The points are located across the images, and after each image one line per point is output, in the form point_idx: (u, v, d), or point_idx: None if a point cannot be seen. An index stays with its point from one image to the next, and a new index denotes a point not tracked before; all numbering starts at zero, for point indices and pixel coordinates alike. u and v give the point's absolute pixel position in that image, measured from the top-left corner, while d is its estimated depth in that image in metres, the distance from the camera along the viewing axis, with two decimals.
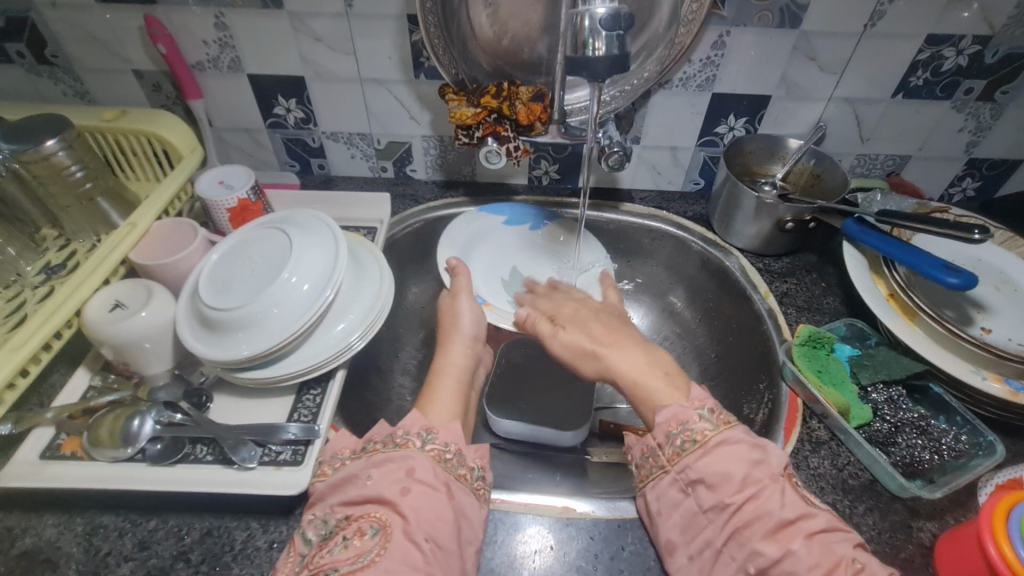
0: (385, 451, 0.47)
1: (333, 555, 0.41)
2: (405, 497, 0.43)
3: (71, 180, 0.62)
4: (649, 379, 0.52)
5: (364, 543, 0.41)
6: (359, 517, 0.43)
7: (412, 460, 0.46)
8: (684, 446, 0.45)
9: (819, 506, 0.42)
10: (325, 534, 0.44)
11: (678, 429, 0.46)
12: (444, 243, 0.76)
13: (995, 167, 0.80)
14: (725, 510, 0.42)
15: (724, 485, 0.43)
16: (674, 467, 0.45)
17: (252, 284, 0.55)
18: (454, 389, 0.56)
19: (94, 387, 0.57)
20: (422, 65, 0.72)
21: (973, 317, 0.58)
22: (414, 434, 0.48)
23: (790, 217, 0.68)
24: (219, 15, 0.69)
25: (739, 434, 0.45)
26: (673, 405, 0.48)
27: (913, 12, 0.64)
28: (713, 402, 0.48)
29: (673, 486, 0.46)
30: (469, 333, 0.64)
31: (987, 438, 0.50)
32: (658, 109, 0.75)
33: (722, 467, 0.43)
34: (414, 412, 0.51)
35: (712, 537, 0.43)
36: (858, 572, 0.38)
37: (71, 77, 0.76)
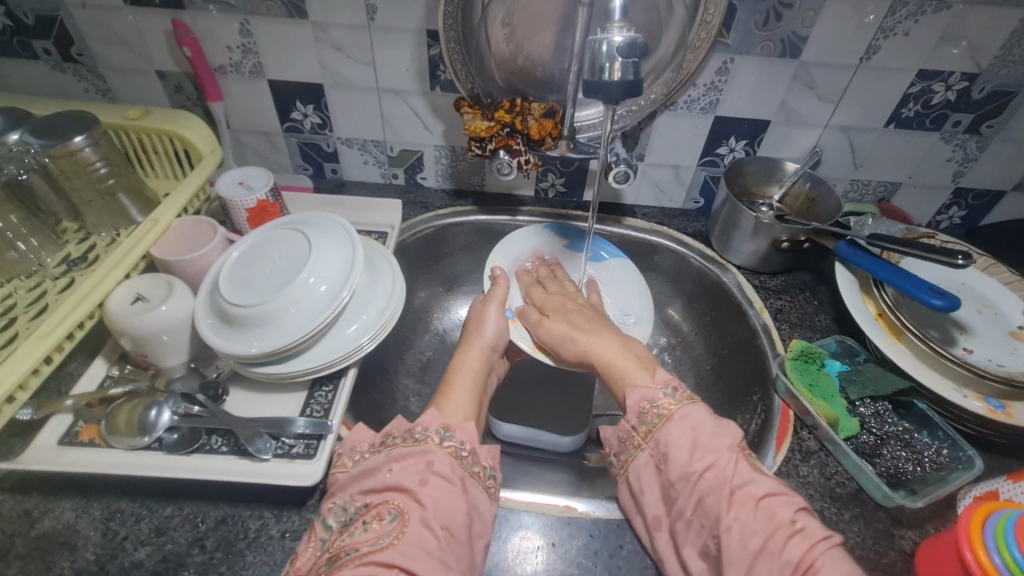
0: (404, 446, 0.49)
1: (354, 537, 0.43)
2: (423, 486, 0.46)
3: (96, 176, 0.64)
4: (623, 363, 0.57)
5: (383, 527, 0.43)
6: (377, 504, 0.46)
7: (431, 454, 0.48)
8: (654, 422, 0.48)
9: (769, 474, 0.44)
10: (346, 521, 0.46)
11: (647, 408, 0.50)
12: (500, 252, 0.81)
13: (980, 197, 0.84)
14: (690, 479, 0.45)
15: (685, 455, 0.46)
16: (648, 444, 0.48)
17: (271, 283, 0.57)
18: (470, 392, 0.58)
19: (112, 377, 0.59)
20: (438, 78, 0.75)
21: (957, 338, 0.62)
22: (432, 431, 0.50)
23: (785, 237, 0.71)
24: (244, 22, 0.71)
25: (699, 409, 0.48)
26: (640, 386, 0.52)
27: (906, 48, 0.68)
28: (676, 382, 0.52)
29: (648, 462, 0.48)
30: (491, 342, 0.66)
31: (967, 453, 0.53)
32: (662, 129, 0.78)
33: (682, 439, 0.46)
34: (433, 410, 0.53)
35: (682, 508, 0.45)
36: (796, 534, 0.40)
37: (94, 75, 0.78)
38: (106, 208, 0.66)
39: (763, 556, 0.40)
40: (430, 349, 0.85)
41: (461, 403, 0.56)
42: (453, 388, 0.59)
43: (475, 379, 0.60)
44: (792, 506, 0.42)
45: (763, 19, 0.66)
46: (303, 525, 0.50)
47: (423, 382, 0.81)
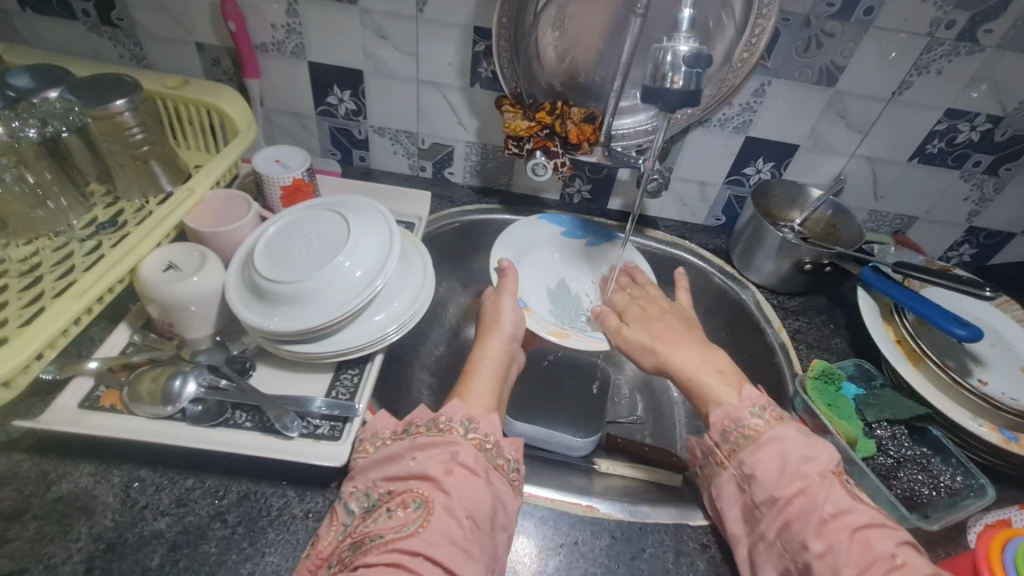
0: (428, 434, 0.48)
1: (378, 523, 0.42)
2: (449, 476, 0.44)
3: (130, 141, 0.63)
4: (704, 375, 0.56)
5: (407, 515, 0.42)
6: (402, 491, 0.44)
7: (456, 445, 0.47)
8: (739, 442, 0.49)
9: (865, 504, 0.44)
10: (368, 507, 0.45)
11: (733, 426, 0.50)
12: (501, 244, 0.80)
13: (991, 237, 0.86)
14: (776, 503, 0.45)
15: (774, 479, 0.46)
16: (732, 464, 0.49)
17: (307, 261, 0.57)
18: (492, 381, 0.58)
19: (134, 344, 0.58)
20: (479, 75, 0.75)
21: (972, 369, 0.63)
22: (457, 421, 0.49)
23: (809, 259, 0.73)
24: (292, 1, 0.71)
25: (789, 430, 0.48)
26: (727, 404, 0.51)
27: (937, 86, 0.70)
28: (764, 401, 0.51)
29: (730, 482, 0.49)
30: (508, 332, 0.66)
31: (980, 481, 0.54)
32: (694, 144, 0.80)
33: (771, 462, 0.46)
34: (455, 400, 0.52)
35: (766, 529, 0.46)
36: (897, 569, 0.40)
37: (131, 41, 0.78)
38: (138, 174, 0.65)
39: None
40: (445, 343, 0.85)
41: (481, 393, 0.56)
42: (479, 380, 0.58)
43: (491, 366, 0.61)
44: (893, 540, 0.42)
45: (804, 46, 0.68)
46: (326, 507, 0.49)
47: (436, 376, 0.81)
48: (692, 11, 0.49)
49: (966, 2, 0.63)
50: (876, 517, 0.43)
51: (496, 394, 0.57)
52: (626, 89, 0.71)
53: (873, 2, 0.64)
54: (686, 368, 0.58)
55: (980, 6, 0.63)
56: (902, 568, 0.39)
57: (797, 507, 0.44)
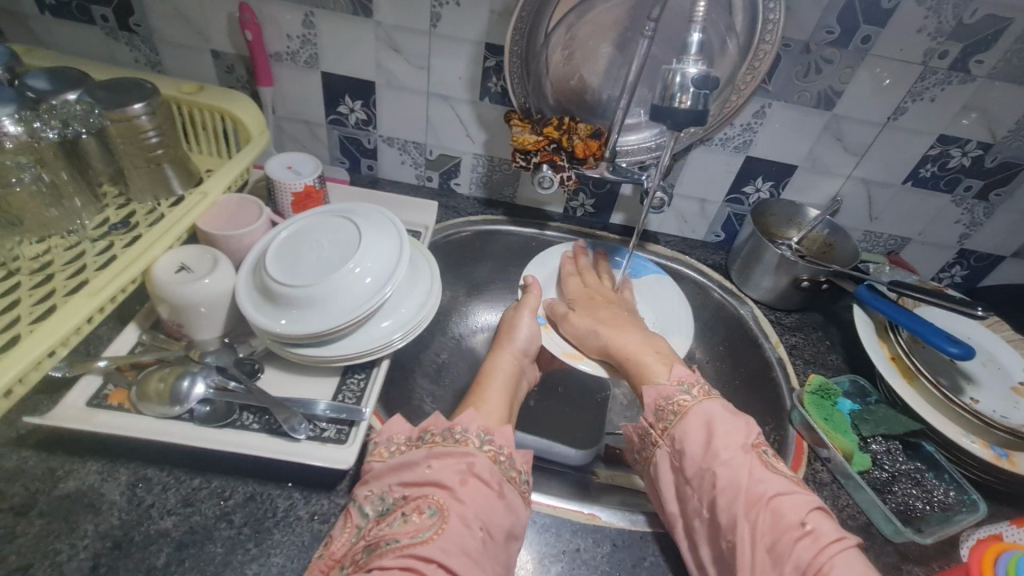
0: (444, 445, 0.48)
1: (392, 527, 0.43)
2: (463, 486, 0.45)
3: (145, 144, 0.64)
4: (643, 356, 0.62)
5: (422, 521, 0.43)
6: (417, 497, 0.45)
7: (472, 456, 0.47)
8: (670, 418, 0.52)
9: (782, 475, 0.47)
10: (382, 510, 0.46)
11: (665, 404, 0.53)
12: (534, 265, 0.82)
13: (982, 259, 0.89)
14: (703, 478, 0.48)
15: (700, 452, 0.49)
16: (665, 440, 0.52)
17: (318, 267, 0.58)
18: (502, 394, 0.60)
19: (142, 344, 0.58)
20: (489, 89, 0.77)
21: (964, 388, 0.65)
22: (472, 432, 0.50)
23: (806, 276, 0.75)
24: (309, 13, 0.73)
25: (715, 405, 0.51)
26: (658, 384, 0.55)
27: (930, 112, 0.73)
28: (693, 379, 0.55)
29: (665, 460, 0.52)
30: (522, 347, 0.68)
31: (972, 497, 0.55)
32: (695, 163, 0.82)
33: (699, 436, 0.49)
34: (470, 410, 0.53)
35: (698, 506, 0.48)
36: (804, 535, 0.43)
37: (147, 47, 0.79)
38: (151, 177, 0.66)
39: (771, 557, 0.43)
40: (447, 351, 0.85)
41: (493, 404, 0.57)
42: (483, 389, 0.59)
43: (502, 378, 0.62)
44: (804, 509, 0.44)
45: (804, 71, 0.71)
46: (332, 509, 0.50)
47: (437, 384, 0.82)
48: (702, 34, 0.51)
49: (958, 34, 0.66)
50: (790, 487, 0.46)
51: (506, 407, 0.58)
52: (632, 107, 0.73)
53: (870, 31, 0.67)
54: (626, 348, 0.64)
55: (972, 38, 0.66)
56: (810, 535, 0.42)
57: (722, 480, 0.47)
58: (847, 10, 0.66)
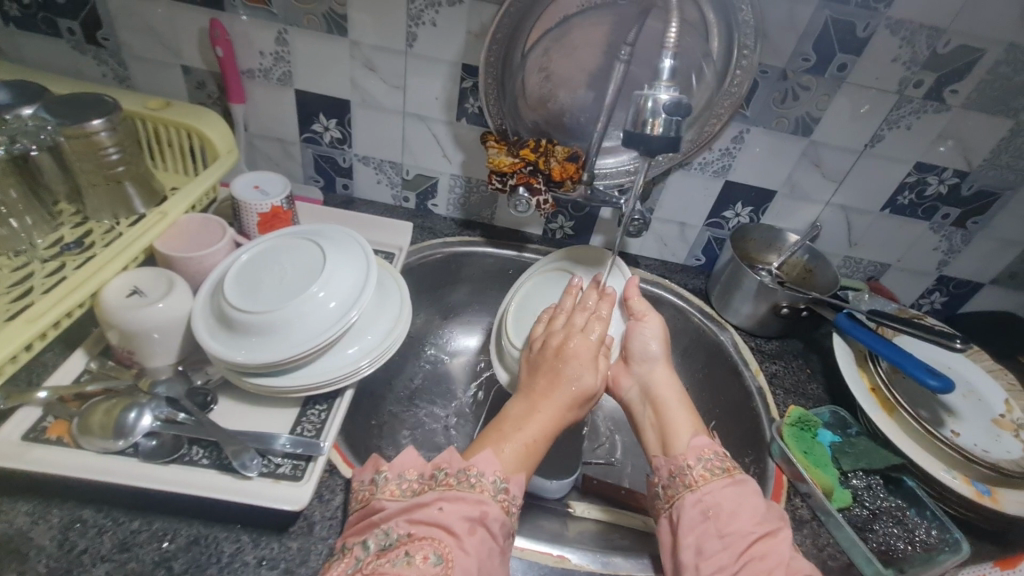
0: (457, 488, 0.46)
1: (394, 566, 0.40)
2: (471, 536, 0.44)
3: (105, 161, 0.62)
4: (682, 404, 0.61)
5: (426, 567, 0.41)
6: (421, 539, 0.43)
7: (485, 506, 0.46)
8: (712, 471, 0.53)
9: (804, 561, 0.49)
10: (385, 545, 0.43)
11: (709, 457, 0.54)
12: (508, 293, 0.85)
13: (960, 286, 0.89)
14: (745, 539, 0.47)
15: (746, 517, 0.49)
16: (701, 488, 0.51)
17: (279, 292, 0.55)
18: (532, 447, 0.54)
19: (89, 372, 0.55)
20: (466, 110, 0.76)
21: (944, 419, 0.64)
22: (487, 478, 0.48)
23: (786, 303, 0.73)
24: (282, 31, 0.72)
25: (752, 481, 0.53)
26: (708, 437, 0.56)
27: (907, 140, 0.73)
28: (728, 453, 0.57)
29: (693, 508, 0.50)
30: (571, 410, 0.58)
31: (954, 535, 0.53)
32: (674, 187, 0.81)
33: (742, 497, 0.50)
34: (488, 451, 0.50)
35: (725, 563, 0.47)
36: None
37: (116, 61, 0.77)
38: (110, 195, 0.63)
39: None
40: (420, 376, 0.83)
41: (519, 443, 0.53)
42: (512, 433, 0.54)
43: (542, 436, 0.55)
44: None
45: (781, 97, 0.71)
46: (281, 553, 0.47)
47: (409, 411, 0.79)
48: (675, 60, 0.50)
49: (933, 64, 0.66)
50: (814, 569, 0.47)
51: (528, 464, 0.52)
52: (609, 129, 0.72)
53: (846, 59, 0.67)
54: (667, 394, 0.62)
55: (946, 68, 0.66)
56: None
57: (769, 546, 0.47)
58: (822, 38, 0.66)
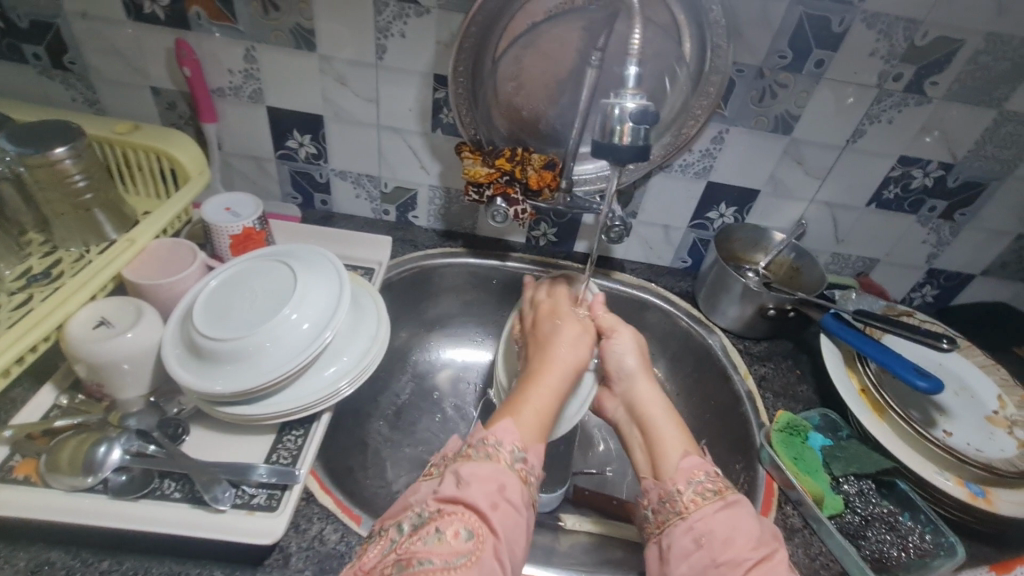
0: (475, 458, 0.46)
1: (426, 545, 0.40)
2: (496, 511, 0.43)
3: (72, 188, 0.60)
4: (666, 424, 0.58)
5: (457, 544, 0.40)
6: (451, 514, 0.42)
7: (503, 477, 0.45)
8: (703, 495, 0.51)
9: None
10: (416, 523, 0.42)
11: (700, 478, 0.52)
12: None
13: (951, 278, 0.87)
14: (741, 565, 0.46)
15: (740, 542, 0.48)
16: (691, 514, 0.50)
17: (250, 317, 0.54)
18: (548, 404, 0.53)
19: (59, 407, 0.54)
20: (441, 120, 0.75)
21: (936, 419, 0.63)
22: (505, 447, 0.47)
23: (772, 304, 0.72)
24: (250, 48, 0.71)
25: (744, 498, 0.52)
26: (696, 457, 0.54)
27: (890, 135, 0.72)
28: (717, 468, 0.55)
29: (685, 535, 0.49)
30: (573, 363, 0.58)
31: (949, 539, 0.52)
32: (656, 189, 0.80)
33: (735, 521, 0.49)
34: (507, 420, 0.49)
35: None
36: None
37: (84, 84, 0.76)
38: (79, 223, 0.62)
39: None
40: (407, 392, 0.82)
41: (535, 408, 0.52)
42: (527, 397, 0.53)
43: (553, 394, 0.54)
44: None
45: (759, 96, 0.69)
46: None
47: (396, 428, 0.78)
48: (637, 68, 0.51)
49: (911, 56, 0.65)
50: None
51: (541, 425, 0.51)
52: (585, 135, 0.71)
53: (823, 55, 0.66)
54: (650, 410, 0.59)
55: (925, 60, 0.65)
56: None
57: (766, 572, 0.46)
58: (797, 34, 0.64)
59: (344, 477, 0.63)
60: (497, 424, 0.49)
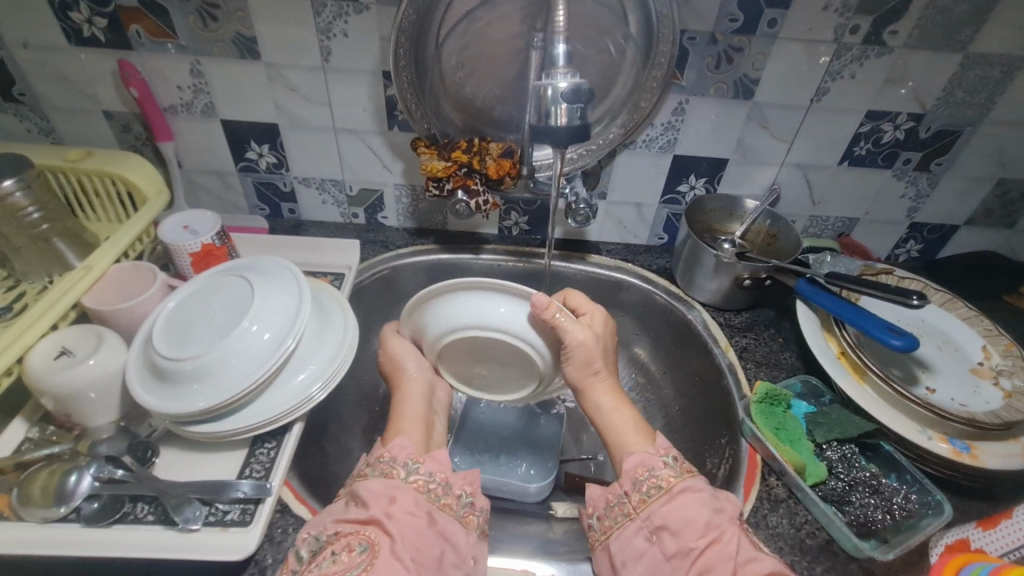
0: (371, 476, 0.52)
1: (322, 568, 0.44)
2: (390, 518, 0.48)
3: (27, 222, 0.59)
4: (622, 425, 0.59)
5: (352, 558, 0.45)
6: (348, 533, 0.47)
7: (396, 490, 0.51)
8: (650, 492, 0.51)
9: (766, 552, 0.47)
10: (316, 549, 0.47)
11: (645, 476, 0.52)
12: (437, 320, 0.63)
13: (935, 231, 0.85)
14: (690, 554, 0.47)
15: (686, 531, 0.48)
16: (641, 515, 0.50)
17: (211, 333, 0.54)
18: (418, 421, 0.60)
19: (30, 440, 0.54)
20: (396, 117, 0.74)
21: (918, 376, 0.61)
22: (399, 463, 0.53)
23: (747, 274, 0.70)
24: (195, 62, 0.70)
25: (698, 481, 0.51)
26: (640, 452, 0.54)
27: (853, 90, 0.70)
28: (676, 451, 0.55)
29: (638, 534, 0.50)
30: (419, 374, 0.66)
31: (935, 498, 0.52)
32: (623, 167, 0.78)
33: (684, 514, 0.48)
34: (402, 437, 0.56)
35: None
36: None
37: (37, 115, 0.75)
38: (40, 254, 0.61)
39: None
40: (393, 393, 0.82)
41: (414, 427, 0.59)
42: (401, 421, 0.60)
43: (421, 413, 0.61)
44: None
45: (715, 62, 0.67)
46: None
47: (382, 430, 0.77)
48: (568, 45, 0.52)
49: (867, 7, 0.63)
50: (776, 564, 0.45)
51: (424, 431, 0.59)
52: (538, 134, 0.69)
53: (776, 14, 0.64)
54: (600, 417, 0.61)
55: (882, 9, 0.63)
56: None
57: (713, 558, 0.45)
58: None
59: (326, 484, 0.63)
60: (393, 442, 0.55)
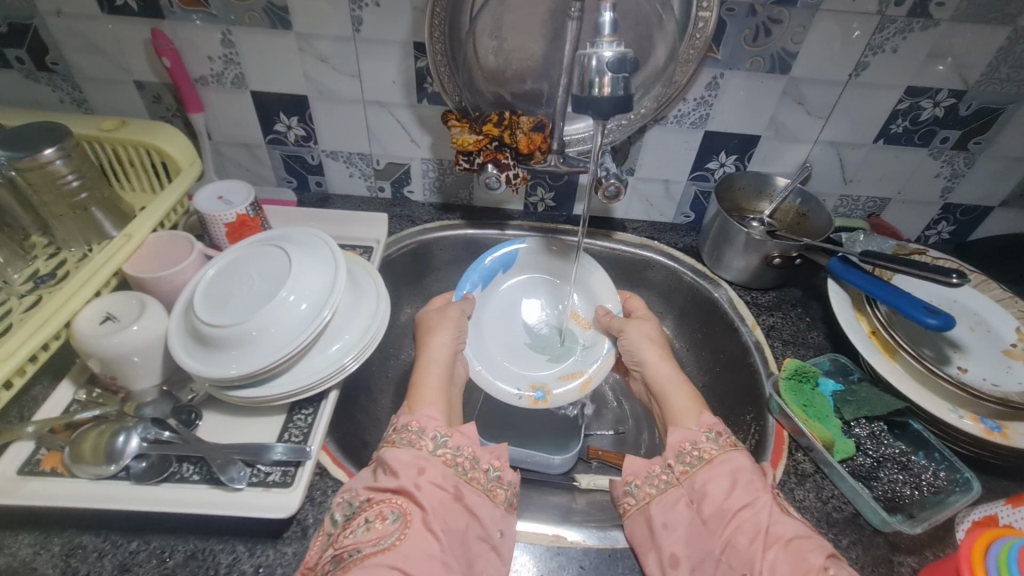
0: (400, 445, 0.54)
1: (356, 536, 0.46)
2: (419, 490, 0.50)
3: (66, 190, 0.60)
4: (673, 394, 0.64)
5: (385, 527, 0.47)
6: (380, 502, 0.49)
7: (424, 461, 0.52)
8: (694, 463, 0.54)
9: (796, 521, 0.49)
10: (350, 515, 0.49)
11: (689, 449, 0.55)
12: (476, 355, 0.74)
13: (969, 212, 0.84)
14: (725, 518, 0.50)
15: (723, 496, 0.51)
16: (686, 483, 0.53)
17: (250, 301, 0.55)
18: (436, 389, 0.62)
19: (78, 402, 0.56)
20: (425, 90, 0.73)
21: (950, 356, 0.61)
22: (427, 435, 0.55)
23: (777, 253, 0.70)
24: (226, 32, 0.69)
25: (740, 455, 0.54)
26: (684, 428, 0.57)
27: (894, 65, 0.68)
28: (720, 428, 0.57)
29: (680, 501, 0.53)
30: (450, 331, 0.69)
31: (964, 475, 0.52)
32: (653, 143, 0.77)
33: (722, 482, 0.52)
34: (433, 410, 0.57)
35: (712, 546, 0.49)
36: None
37: (69, 84, 0.76)
38: (78, 224, 0.62)
39: None
40: None
41: (432, 395, 0.61)
42: (420, 391, 0.61)
43: (437, 382, 0.63)
44: (822, 554, 0.46)
45: (753, 35, 0.66)
46: (278, 559, 0.48)
47: None
48: (615, 13, 0.51)
49: None
50: (801, 530, 0.48)
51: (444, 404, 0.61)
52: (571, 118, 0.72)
53: None
54: (664, 383, 0.66)
55: None
56: None
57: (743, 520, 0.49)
58: None
59: (359, 450, 0.64)
60: (421, 412, 0.57)
